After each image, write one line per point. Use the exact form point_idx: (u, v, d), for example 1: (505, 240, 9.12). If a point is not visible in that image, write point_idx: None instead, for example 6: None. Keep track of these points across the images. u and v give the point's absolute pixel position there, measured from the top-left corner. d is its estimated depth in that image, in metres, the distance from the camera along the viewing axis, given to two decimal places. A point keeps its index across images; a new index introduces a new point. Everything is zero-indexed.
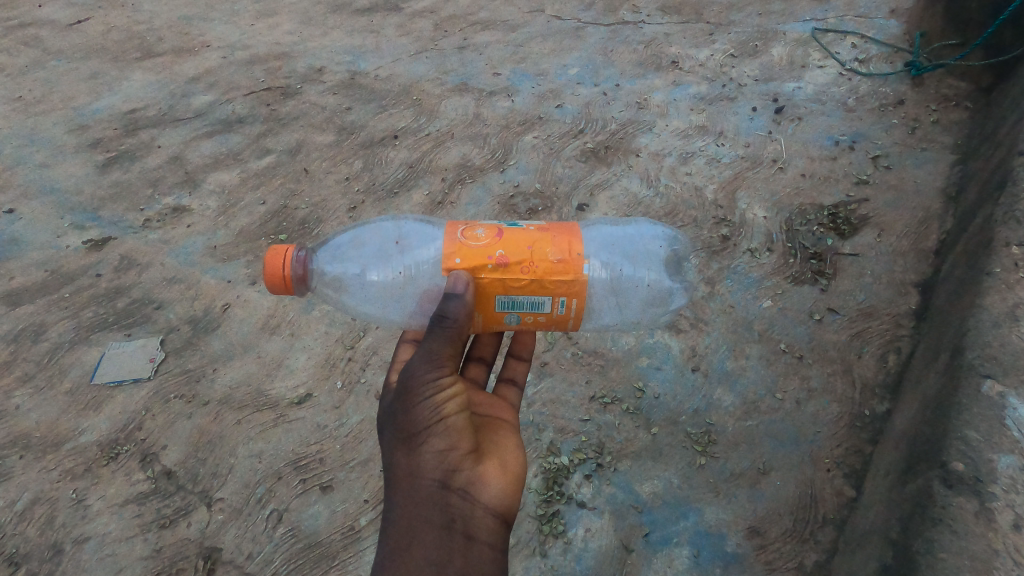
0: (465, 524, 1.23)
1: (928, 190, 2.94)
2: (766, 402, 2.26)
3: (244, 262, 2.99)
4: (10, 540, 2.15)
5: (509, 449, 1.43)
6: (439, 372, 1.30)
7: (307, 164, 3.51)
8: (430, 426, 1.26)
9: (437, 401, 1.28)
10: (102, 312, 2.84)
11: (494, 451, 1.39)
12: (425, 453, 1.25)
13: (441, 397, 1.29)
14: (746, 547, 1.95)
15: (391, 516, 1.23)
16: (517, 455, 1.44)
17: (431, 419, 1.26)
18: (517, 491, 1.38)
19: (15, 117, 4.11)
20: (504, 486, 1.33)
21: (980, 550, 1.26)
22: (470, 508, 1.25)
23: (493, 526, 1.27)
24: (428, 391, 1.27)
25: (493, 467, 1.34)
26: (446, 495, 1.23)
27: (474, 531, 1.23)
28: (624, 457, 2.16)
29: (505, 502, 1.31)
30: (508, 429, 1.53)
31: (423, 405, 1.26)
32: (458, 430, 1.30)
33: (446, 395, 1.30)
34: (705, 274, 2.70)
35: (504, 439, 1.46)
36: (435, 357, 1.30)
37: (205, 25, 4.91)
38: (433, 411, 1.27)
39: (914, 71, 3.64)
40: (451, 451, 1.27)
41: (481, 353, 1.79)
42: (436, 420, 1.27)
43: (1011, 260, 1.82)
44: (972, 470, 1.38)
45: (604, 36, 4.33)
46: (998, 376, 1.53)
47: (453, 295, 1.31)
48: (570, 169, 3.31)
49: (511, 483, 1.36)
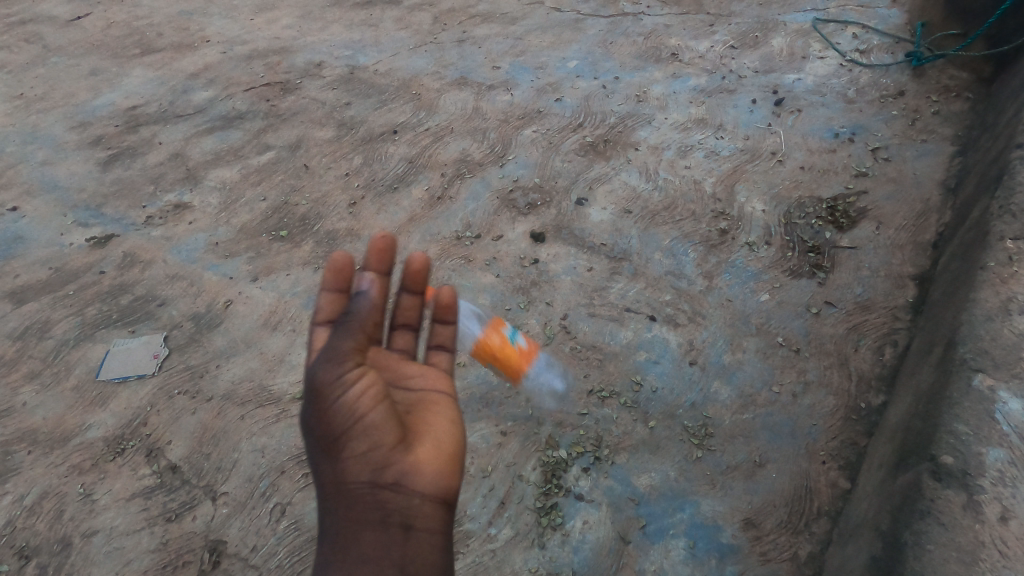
0: (402, 516, 1.20)
1: (927, 182, 2.94)
2: (763, 395, 2.28)
3: (246, 257, 3.03)
4: (19, 534, 2.19)
5: (444, 423, 1.37)
6: (344, 370, 1.29)
7: (307, 159, 3.52)
8: (346, 430, 1.23)
9: (348, 399, 1.25)
10: (107, 308, 2.88)
11: (426, 433, 1.33)
12: (346, 459, 1.22)
13: (352, 394, 1.26)
14: (742, 538, 1.97)
15: (326, 525, 1.21)
16: (455, 428, 1.38)
17: (346, 422, 1.24)
18: (457, 464, 1.33)
19: (17, 114, 4.13)
20: (441, 467, 1.28)
21: (966, 542, 1.28)
22: (408, 499, 1.22)
23: (433, 509, 1.24)
24: (336, 392, 1.25)
25: (428, 449, 1.30)
26: (378, 493, 1.21)
27: (412, 522, 1.20)
28: (621, 451, 2.19)
29: (444, 485, 1.27)
30: (447, 399, 1.45)
31: (335, 407, 1.24)
32: (378, 425, 1.25)
33: (357, 390, 1.27)
34: (704, 269, 2.72)
35: (440, 414, 1.39)
36: (338, 352, 1.33)
37: (205, 20, 4.91)
38: (348, 412, 1.24)
39: (915, 61, 3.63)
40: (375, 447, 1.23)
41: (407, 320, 1.68)
42: (352, 419, 1.24)
43: (1005, 254, 1.83)
44: (960, 463, 1.39)
45: (604, 28, 4.31)
46: (988, 370, 1.54)
47: (360, 294, 1.45)
48: (568, 162, 3.31)
49: (449, 463, 1.31)
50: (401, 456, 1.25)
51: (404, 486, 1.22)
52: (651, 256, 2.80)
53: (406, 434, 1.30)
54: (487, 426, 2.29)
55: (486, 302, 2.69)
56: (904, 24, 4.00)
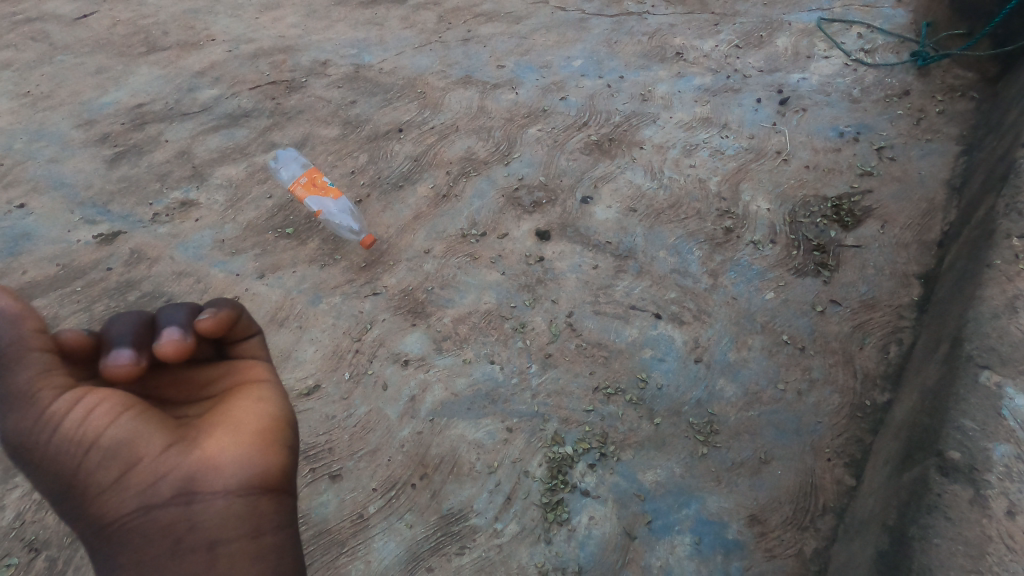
0: (195, 538, 0.90)
1: (932, 182, 2.94)
2: (768, 393, 2.29)
3: (252, 254, 3.04)
4: (29, 528, 2.21)
5: (251, 402, 1.07)
6: (29, 392, 0.89)
7: (313, 157, 3.54)
8: (80, 462, 0.90)
9: (60, 420, 0.90)
10: (115, 305, 2.89)
11: (223, 417, 1.03)
12: (94, 498, 0.90)
13: (65, 412, 0.91)
14: (747, 534, 1.98)
15: None
16: (264, 402, 1.09)
17: (67, 448, 0.90)
18: (282, 446, 1.06)
19: (24, 112, 4.15)
20: (249, 450, 1.00)
21: (974, 536, 1.28)
22: (201, 513, 0.93)
23: (244, 506, 0.96)
24: (31, 420, 0.89)
25: (222, 437, 1.00)
26: (157, 522, 0.90)
27: (216, 537, 0.91)
28: (627, 447, 2.20)
29: (256, 472, 0.99)
30: (257, 378, 1.12)
31: (37, 436, 0.89)
32: (131, 440, 0.93)
33: (70, 406, 0.91)
34: (709, 267, 2.73)
35: (247, 395, 1.08)
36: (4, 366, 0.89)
37: (210, 19, 4.93)
38: (64, 436, 0.90)
39: (920, 62, 3.64)
40: (133, 466, 0.92)
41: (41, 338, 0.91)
42: (79, 443, 0.90)
43: (1011, 251, 1.84)
44: (967, 458, 1.40)
45: (609, 28, 4.32)
46: (995, 367, 1.55)
47: None
48: (573, 161, 3.33)
49: (261, 442, 1.03)
50: (178, 456, 0.95)
51: (197, 493, 0.94)
52: (655, 254, 2.81)
53: (185, 427, 1.00)
54: (493, 422, 2.30)
55: (491, 300, 2.70)
56: (909, 24, 4.00)
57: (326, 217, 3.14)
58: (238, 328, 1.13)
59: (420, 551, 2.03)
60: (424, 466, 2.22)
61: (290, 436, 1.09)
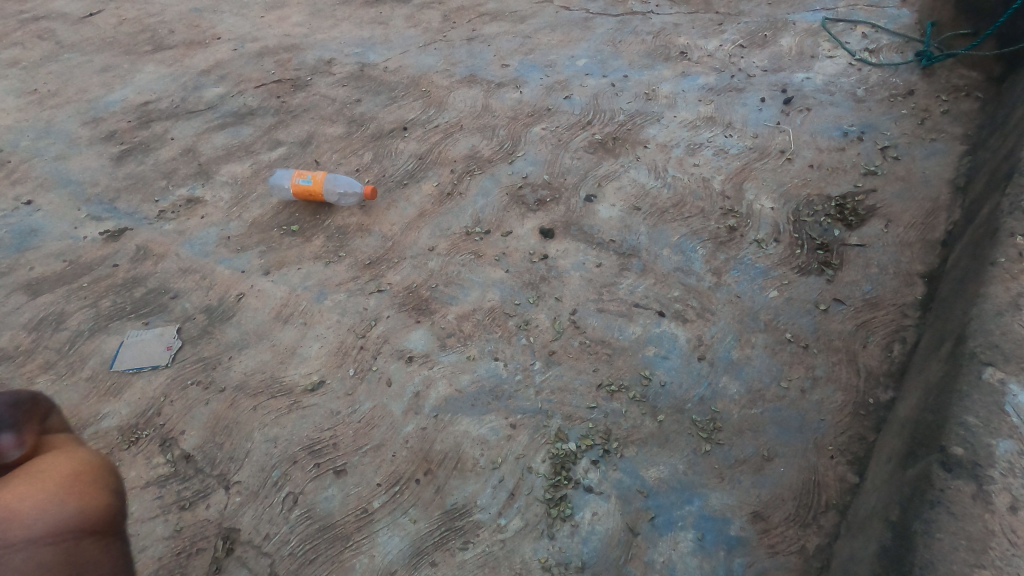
0: None
1: (937, 181, 2.94)
2: (771, 390, 2.30)
3: (258, 251, 3.06)
4: None
5: (63, 458, 1.06)
6: None
7: (318, 155, 3.56)
8: None
9: None
10: (121, 300, 2.91)
11: (28, 472, 1.00)
12: None
13: None
14: (750, 530, 1.98)
15: None
16: (76, 459, 1.08)
17: None
18: (102, 492, 1.04)
19: (31, 109, 4.17)
20: (61, 492, 0.98)
21: (976, 531, 1.29)
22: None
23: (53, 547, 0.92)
24: None
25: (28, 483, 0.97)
26: None
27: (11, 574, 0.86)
28: (630, 444, 2.21)
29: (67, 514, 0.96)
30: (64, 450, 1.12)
31: None
32: None
33: None
34: (712, 265, 2.74)
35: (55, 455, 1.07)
36: None
37: (216, 18, 4.95)
38: None
39: (925, 60, 3.62)
40: None
41: None
42: None
43: (1015, 250, 1.84)
44: (970, 454, 1.41)
45: (613, 27, 4.33)
46: (998, 364, 1.56)
47: None
48: (578, 160, 3.33)
49: (74, 485, 1.01)
50: None
51: None
52: (659, 252, 2.82)
53: None
54: (497, 419, 2.31)
55: (495, 297, 2.72)
56: (914, 23, 3.99)
57: (327, 180, 3.22)
58: (50, 420, 1.20)
59: (423, 546, 2.04)
60: (428, 462, 2.23)
61: (109, 481, 1.07)
